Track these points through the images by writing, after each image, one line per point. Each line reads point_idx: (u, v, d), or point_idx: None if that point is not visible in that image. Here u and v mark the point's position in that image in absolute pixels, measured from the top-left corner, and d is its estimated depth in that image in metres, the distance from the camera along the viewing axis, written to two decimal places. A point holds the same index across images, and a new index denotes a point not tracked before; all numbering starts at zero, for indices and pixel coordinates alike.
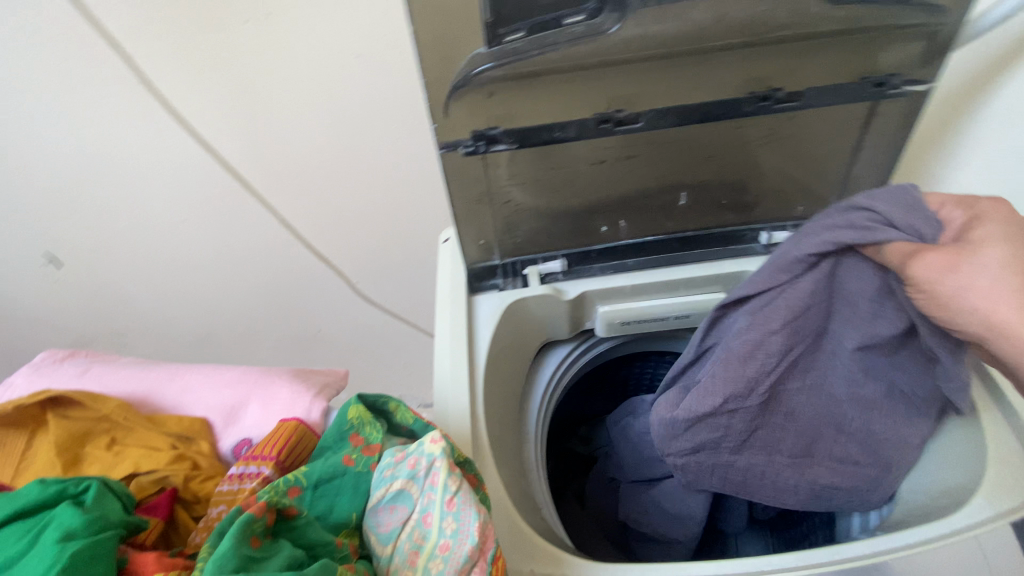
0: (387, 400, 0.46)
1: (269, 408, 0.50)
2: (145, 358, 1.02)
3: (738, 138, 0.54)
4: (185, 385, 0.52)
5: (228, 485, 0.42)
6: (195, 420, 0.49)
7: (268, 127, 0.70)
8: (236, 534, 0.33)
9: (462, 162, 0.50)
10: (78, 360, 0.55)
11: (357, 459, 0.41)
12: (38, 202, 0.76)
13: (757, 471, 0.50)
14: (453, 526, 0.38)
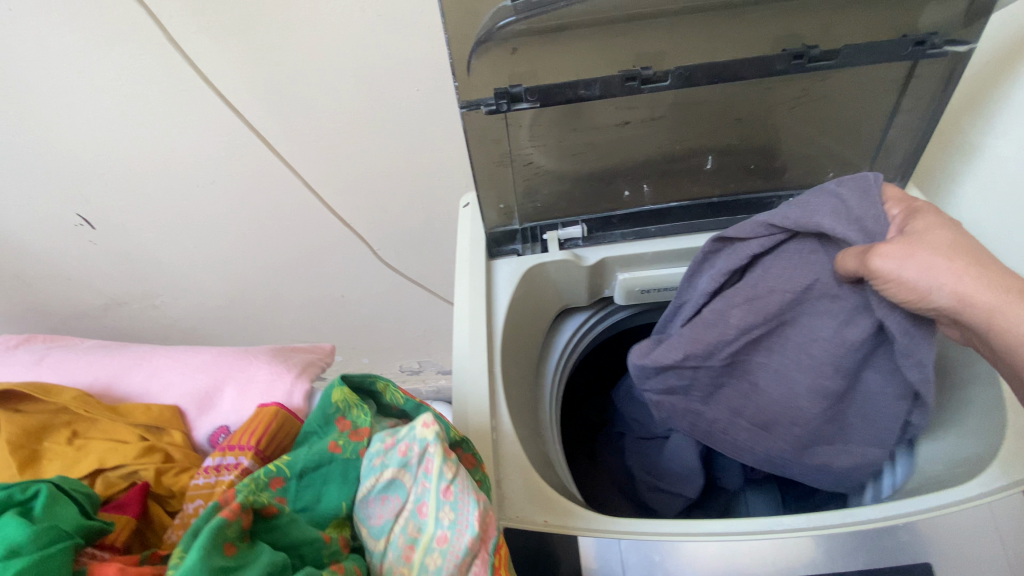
0: (375, 380, 0.46)
1: (242, 392, 0.56)
2: (194, 304, 1.14)
3: (768, 100, 0.53)
4: (152, 371, 0.60)
5: (206, 477, 0.46)
6: (164, 408, 0.56)
7: (293, 90, 0.73)
8: (207, 545, 0.32)
9: (483, 123, 0.51)
10: (32, 348, 0.65)
11: (344, 445, 0.42)
12: (81, 160, 0.82)
13: (720, 424, 0.54)
14: (451, 517, 0.39)
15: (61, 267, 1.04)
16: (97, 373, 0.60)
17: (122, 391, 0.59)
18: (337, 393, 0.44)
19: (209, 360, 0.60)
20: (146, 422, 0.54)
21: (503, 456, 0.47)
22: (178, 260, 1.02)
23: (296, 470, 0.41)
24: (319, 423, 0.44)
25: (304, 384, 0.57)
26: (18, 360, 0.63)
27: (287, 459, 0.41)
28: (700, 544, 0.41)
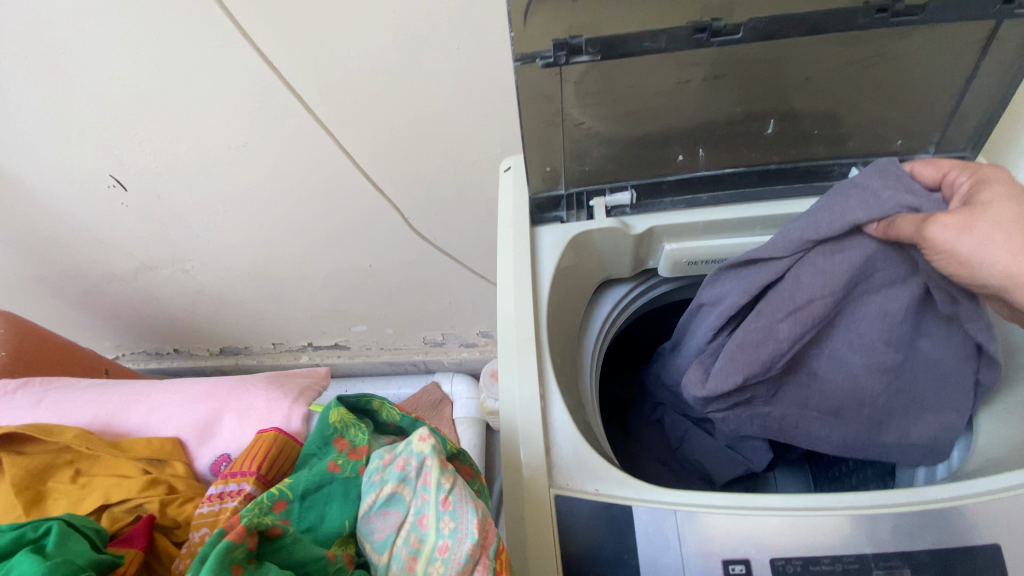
0: (371, 401, 0.60)
1: (246, 421, 0.77)
2: (223, 270, 1.15)
3: (841, 59, 0.49)
4: (148, 407, 0.80)
5: (209, 506, 0.59)
6: (167, 441, 0.75)
7: (330, 48, 0.70)
8: (216, 564, 0.40)
9: (538, 78, 0.49)
10: (31, 391, 0.82)
11: (345, 466, 0.53)
12: (116, 119, 0.81)
13: (790, 420, 0.50)
14: (451, 526, 0.44)
15: (95, 231, 1.04)
16: (95, 414, 0.79)
17: (123, 424, 0.79)
18: (335, 415, 0.57)
19: (208, 395, 0.80)
20: (146, 454, 0.72)
21: (553, 426, 0.45)
22: (209, 225, 1.03)
23: (297, 492, 0.52)
24: (319, 444, 0.56)
25: (299, 409, 0.77)
26: (16, 403, 0.80)
27: (289, 484, 0.52)
28: (759, 518, 0.39)
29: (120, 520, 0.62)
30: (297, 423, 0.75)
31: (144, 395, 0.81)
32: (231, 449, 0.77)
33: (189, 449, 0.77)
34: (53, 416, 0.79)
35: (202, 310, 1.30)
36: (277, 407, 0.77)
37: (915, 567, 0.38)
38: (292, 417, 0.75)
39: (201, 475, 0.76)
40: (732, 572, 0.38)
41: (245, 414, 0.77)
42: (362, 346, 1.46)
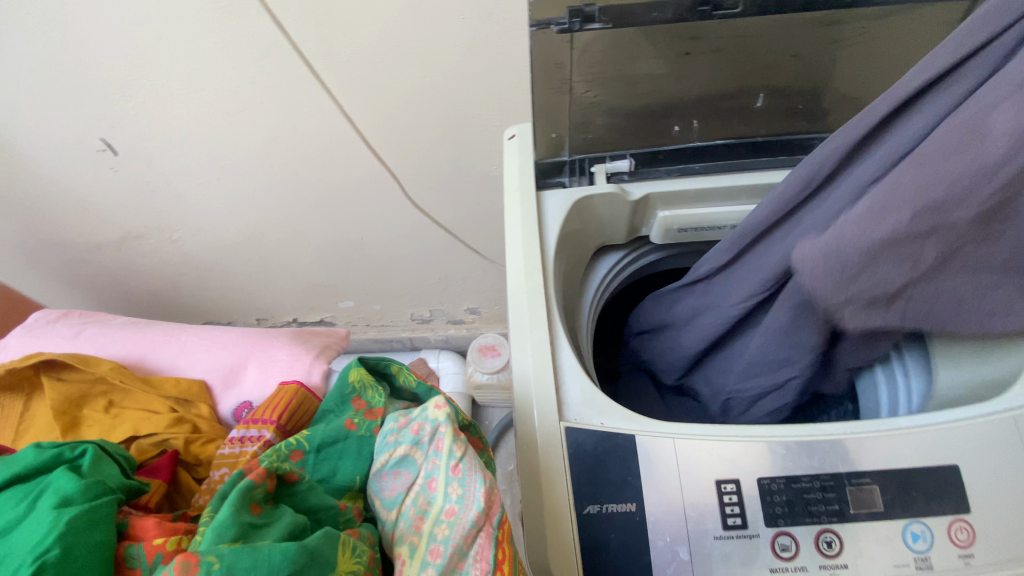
0: (387, 366, 0.64)
1: (268, 370, 0.82)
2: (213, 240, 1.15)
3: (825, 38, 0.54)
4: (179, 347, 0.84)
5: (231, 447, 0.65)
6: (194, 384, 0.79)
7: (339, 9, 0.71)
8: (236, 503, 0.46)
9: (551, 44, 0.51)
10: (68, 322, 0.86)
11: (359, 424, 0.59)
12: (112, 76, 0.80)
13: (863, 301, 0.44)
14: (458, 492, 0.50)
15: (79, 197, 1.02)
16: (131, 349, 0.83)
17: (154, 361, 0.83)
18: (355, 374, 0.63)
19: (235, 344, 0.85)
20: (175, 393, 0.76)
21: (561, 367, 0.49)
22: (201, 193, 1.02)
23: (314, 445, 0.58)
24: (337, 403, 0.62)
25: (320, 365, 0.83)
26: (58, 332, 0.84)
27: (307, 437, 0.59)
28: (746, 445, 0.44)
29: (145, 452, 0.66)
30: (317, 377, 0.81)
31: (177, 336, 0.86)
32: (254, 397, 0.81)
33: (214, 393, 0.81)
34: (91, 349, 0.83)
35: (186, 283, 1.29)
36: (299, 362, 0.82)
37: (884, 483, 0.43)
38: (313, 372, 0.81)
39: (223, 419, 0.81)
40: (724, 490, 0.43)
41: (269, 366, 0.82)
42: (347, 322, 1.47)
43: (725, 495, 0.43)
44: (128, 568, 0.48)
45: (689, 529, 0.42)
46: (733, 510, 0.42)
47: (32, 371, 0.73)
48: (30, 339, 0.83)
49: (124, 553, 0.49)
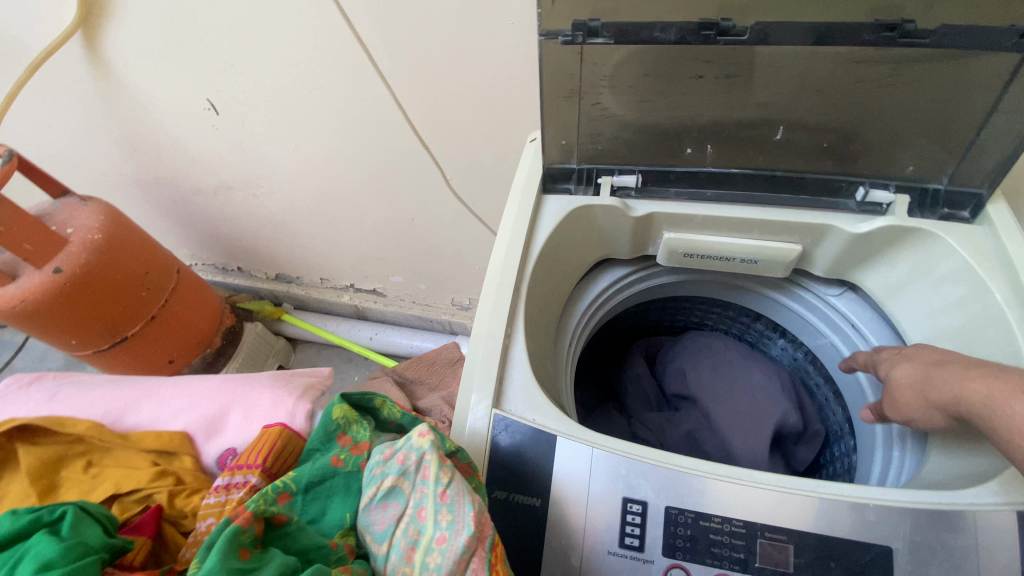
0: (371, 399, 0.55)
1: (249, 415, 0.76)
2: (288, 201, 1.29)
3: (852, 74, 0.52)
4: (159, 400, 0.81)
5: (218, 497, 0.59)
6: (173, 435, 0.75)
7: (400, 7, 0.77)
8: (224, 548, 0.41)
9: (560, 54, 0.53)
10: (43, 386, 0.84)
11: (345, 459, 0.50)
12: (217, 49, 0.94)
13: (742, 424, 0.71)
14: (448, 518, 0.41)
15: (188, 146, 1.20)
16: (107, 407, 0.79)
17: (130, 420, 0.79)
18: (339, 411, 0.52)
19: (216, 390, 0.81)
20: (155, 446, 0.73)
21: (510, 359, 0.51)
22: (280, 159, 1.16)
23: (301, 485, 0.49)
24: (321, 440, 0.52)
25: (305, 405, 0.75)
26: (34, 396, 0.82)
27: (292, 476, 0.49)
28: (665, 470, 0.43)
29: (129, 509, 0.64)
30: (301, 421, 0.72)
31: (153, 393, 0.82)
32: (237, 443, 0.76)
33: (197, 443, 0.76)
34: (65, 410, 0.80)
35: (265, 235, 1.46)
36: (281, 403, 0.75)
37: (800, 545, 0.41)
38: (296, 415, 0.73)
39: (207, 467, 0.76)
40: (630, 509, 0.43)
41: (252, 413, 0.76)
42: (395, 296, 1.58)
43: (628, 514, 0.43)
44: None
45: (587, 536, 0.44)
46: (634, 530, 0.43)
47: (4, 439, 0.71)
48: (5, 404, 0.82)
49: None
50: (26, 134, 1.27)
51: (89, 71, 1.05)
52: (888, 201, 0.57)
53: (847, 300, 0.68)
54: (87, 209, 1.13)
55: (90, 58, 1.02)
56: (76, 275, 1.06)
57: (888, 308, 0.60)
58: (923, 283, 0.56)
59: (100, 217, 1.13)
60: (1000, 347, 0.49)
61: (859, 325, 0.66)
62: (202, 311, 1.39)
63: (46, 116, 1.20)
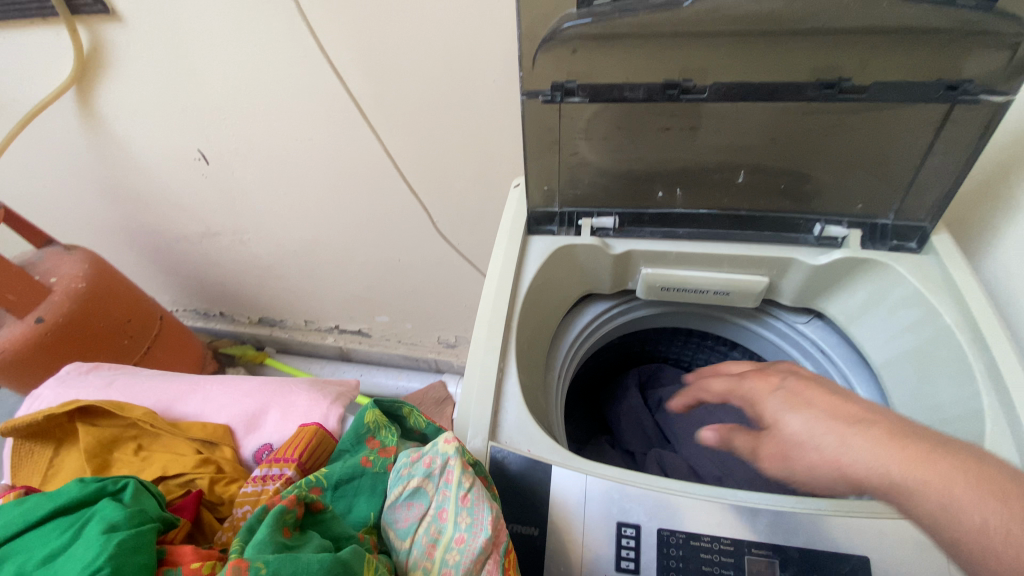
0: (402, 406, 0.58)
1: (287, 418, 0.82)
2: (275, 245, 1.31)
3: (802, 124, 0.57)
4: (207, 394, 0.87)
5: (253, 487, 0.60)
6: (218, 429, 0.81)
7: (388, 65, 0.83)
8: (272, 523, 0.43)
9: (540, 111, 0.58)
10: (99, 374, 0.90)
11: (374, 461, 0.53)
12: (210, 103, 0.98)
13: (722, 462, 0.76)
14: (467, 521, 0.43)
15: (175, 195, 1.22)
16: (160, 397, 0.86)
17: (179, 409, 0.86)
18: (371, 415, 0.57)
19: (257, 392, 0.87)
20: (200, 436, 0.78)
21: (505, 393, 0.54)
22: (269, 205, 1.19)
23: (331, 481, 0.52)
24: (353, 441, 0.56)
25: (338, 410, 0.82)
26: (89, 382, 0.88)
27: (325, 472, 0.52)
28: (656, 494, 0.46)
29: (172, 493, 0.68)
30: (333, 422, 0.80)
31: (199, 388, 0.89)
32: (273, 440, 0.82)
33: (237, 437, 0.82)
34: (119, 396, 0.86)
35: (250, 279, 1.47)
36: (316, 408, 0.82)
37: (785, 560, 0.43)
38: (330, 417, 0.81)
39: (246, 461, 0.82)
40: (624, 533, 0.45)
41: (289, 411, 0.83)
42: (381, 336, 1.58)
43: (623, 537, 0.45)
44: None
45: (584, 561, 0.45)
46: (629, 554, 0.44)
47: (67, 419, 0.75)
48: (63, 389, 0.87)
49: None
50: (10, 186, 1.28)
51: (80, 126, 1.08)
52: (842, 235, 0.62)
53: (814, 326, 0.73)
54: (71, 257, 1.13)
55: (82, 113, 1.05)
56: (58, 324, 1.05)
57: (852, 332, 0.65)
58: (881, 308, 0.62)
59: (85, 265, 1.12)
60: (953, 366, 0.54)
61: (828, 350, 0.70)
62: (183, 358, 1.37)
63: (33, 168, 1.21)
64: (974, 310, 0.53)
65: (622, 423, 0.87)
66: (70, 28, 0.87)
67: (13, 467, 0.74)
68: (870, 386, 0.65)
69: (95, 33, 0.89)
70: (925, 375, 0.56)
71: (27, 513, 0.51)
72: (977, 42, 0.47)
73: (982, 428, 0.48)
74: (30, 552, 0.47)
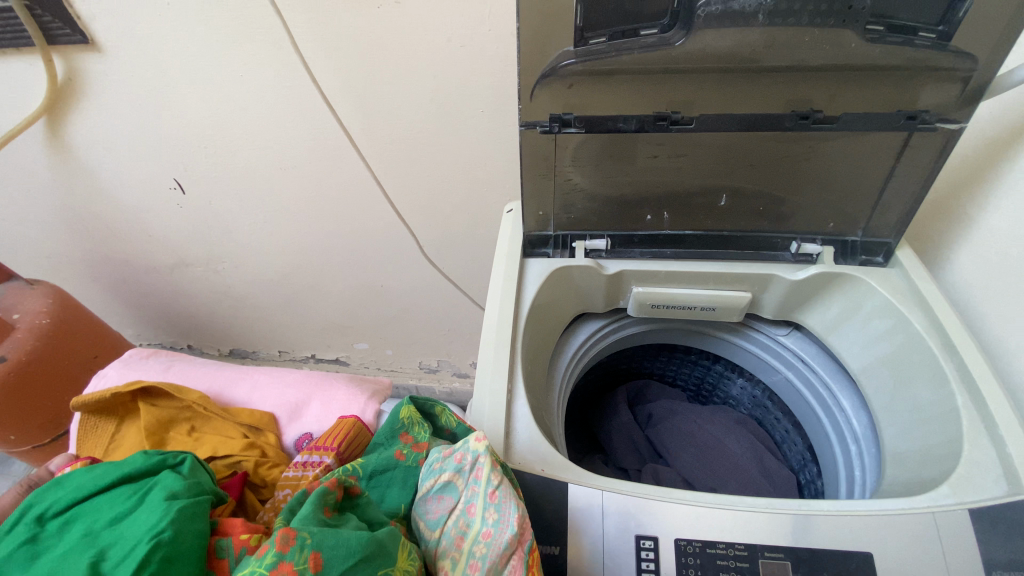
0: (434, 405, 0.59)
1: (330, 407, 0.88)
2: (251, 274, 1.28)
3: (778, 151, 0.62)
4: (252, 383, 0.93)
5: (297, 471, 0.68)
6: (264, 416, 0.87)
7: (379, 95, 0.84)
8: (316, 501, 0.45)
9: (537, 140, 0.61)
10: (158, 359, 0.97)
11: (407, 454, 0.55)
12: (191, 132, 0.96)
13: (715, 471, 0.79)
14: (494, 516, 0.45)
15: (146, 225, 1.18)
16: (212, 383, 0.93)
17: (230, 395, 0.92)
18: (406, 411, 0.58)
19: (301, 383, 0.93)
20: (248, 421, 0.84)
21: (515, 414, 0.55)
22: (248, 234, 1.17)
23: (367, 471, 0.55)
24: (388, 436, 0.58)
25: (375, 406, 0.87)
26: (150, 365, 0.95)
27: (360, 463, 0.56)
28: (672, 506, 0.48)
29: (220, 471, 0.74)
30: (371, 416, 0.85)
31: (249, 375, 0.94)
32: (314, 429, 0.88)
33: (280, 425, 0.89)
34: (178, 379, 0.93)
35: (222, 310, 1.42)
36: (356, 400, 0.87)
37: (796, 561, 0.45)
38: (367, 412, 0.85)
39: (287, 448, 0.87)
40: (643, 546, 0.46)
41: (330, 402, 0.89)
42: (360, 363, 1.56)
43: (642, 550, 0.46)
44: (217, 558, 0.50)
45: None
46: (649, 566, 0.46)
47: (130, 398, 0.81)
48: (127, 369, 0.94)
49: (215, 545, 0.51)
50: None
51: (46, 154, 1.03)
52: (817, 252, 0.68)
53: (793, 338, 0.77)
54: (34, 292, 1.07)
55: (50, 143, 1.01)
56: (22, 363, 1.00)
57: (830, 341, 0.69)
58: (856, 319, 0.67)
59: (49, 300, 1.07)
60: (928, 370, 0.58)
61: (809, 359, 0.75)
62: None
63: None
64: (939, 317, 0.59)
65: (614, 437, 0.89)
66: (45, 57, 0.85)
67: (78, 440, 0.81)
68: (850, 392, 0.70)
69: (70, 63, 0.87)
70: (902, 378, 0.60)
71: (98, 479, 0.58)
72: (934, 75, 0.52)
73: (960, 426, 0.53)
74: (100, 512, 0.54)
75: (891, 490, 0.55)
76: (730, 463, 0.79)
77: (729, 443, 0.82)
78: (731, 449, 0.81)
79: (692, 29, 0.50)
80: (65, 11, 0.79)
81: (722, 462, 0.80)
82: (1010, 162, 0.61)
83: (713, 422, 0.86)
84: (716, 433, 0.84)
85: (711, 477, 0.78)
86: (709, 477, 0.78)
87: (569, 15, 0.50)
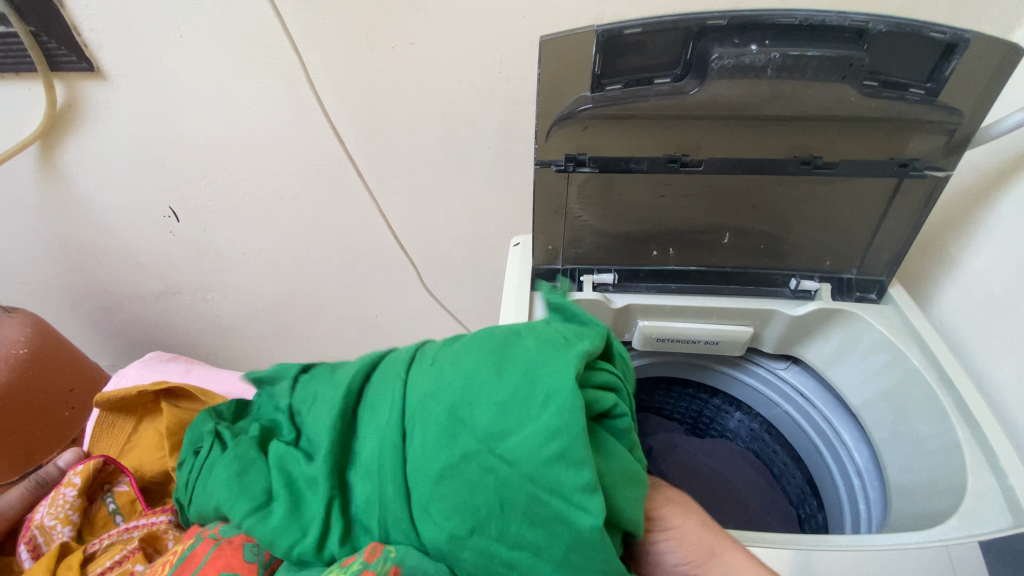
0: None
1: None
2: (239, 303, 1.26)
3: (780, 193, 0.65)
4: None
5: None
6: None
7: (388, 130, 0.86)
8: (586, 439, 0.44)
9: (551, 178, 0.63)
10: (177, 363, 1.02)
11: None
12: (192, 161, 0.96)
13: (725, 508, 0.78)
14: None
15: (134, 252, 1.15)
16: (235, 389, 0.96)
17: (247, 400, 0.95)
18: None
19: None
20: None
21: None
22: (240, 263, 1.15)
23: None
24: None
25: None
26: (172, 368, 1.00)
27: None
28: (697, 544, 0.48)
29: None
30: None
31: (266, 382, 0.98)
32: None
33: None
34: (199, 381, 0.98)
35: (205, 339, 1.38)
36: None
37: None
38: None
39: None
40: None
41: None
42: None
43: None
44: None
45: None
46: None
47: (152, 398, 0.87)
48: (148, 369, 0.99)
49: None
50: None
51: (34, 179, 1.01)
52: (815, 288, 0.70)
53: (792, 371, 0.79)
54: (11, 320, 1.02)
55: (41, 168, 0.99)
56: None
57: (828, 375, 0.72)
58: (855, 353, 0.69)
59: (28, 329, 1.02)
60: (927, 403, 0.60)
61: (808, 393, 0.77)
62: None
63: None
64: (936, 353, 0.61)
65: None
66: (47, 83, 0.84)
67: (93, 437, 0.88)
68: (850, 426, 0.72)
69: (72, 89, 0.86)
70: (903, 413, 0.62)
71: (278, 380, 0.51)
72: (924, 127, 0.56)
73: (962, 460, 0.55)
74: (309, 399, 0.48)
75: (901, 524, 0.56)
76: (735, 498, 0.79)
77: (734, 477, 0.82)
78: (736, 484, 0.81)
79: (705, 79, 0.53)
80: (72, 38, 0.79)
81: (728, 498, 0.79)
82: (990, 206, 0.66)
83: (715, 455, 0.86)
84: (720, 466, 0.84)
85: (722, 513, 0.77)
86: (721, 513, 0.77)
87: (586, 62, 0.53)
